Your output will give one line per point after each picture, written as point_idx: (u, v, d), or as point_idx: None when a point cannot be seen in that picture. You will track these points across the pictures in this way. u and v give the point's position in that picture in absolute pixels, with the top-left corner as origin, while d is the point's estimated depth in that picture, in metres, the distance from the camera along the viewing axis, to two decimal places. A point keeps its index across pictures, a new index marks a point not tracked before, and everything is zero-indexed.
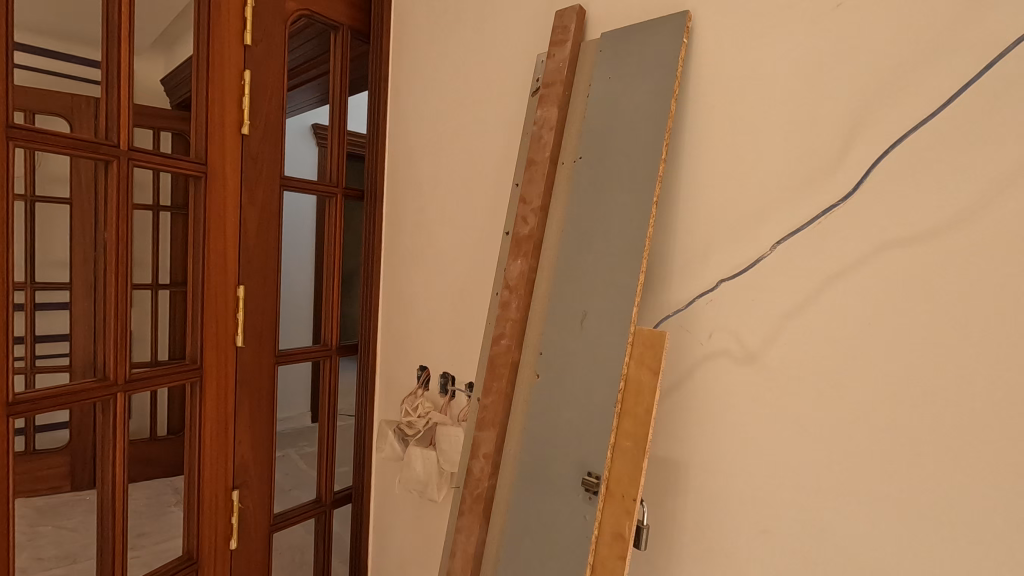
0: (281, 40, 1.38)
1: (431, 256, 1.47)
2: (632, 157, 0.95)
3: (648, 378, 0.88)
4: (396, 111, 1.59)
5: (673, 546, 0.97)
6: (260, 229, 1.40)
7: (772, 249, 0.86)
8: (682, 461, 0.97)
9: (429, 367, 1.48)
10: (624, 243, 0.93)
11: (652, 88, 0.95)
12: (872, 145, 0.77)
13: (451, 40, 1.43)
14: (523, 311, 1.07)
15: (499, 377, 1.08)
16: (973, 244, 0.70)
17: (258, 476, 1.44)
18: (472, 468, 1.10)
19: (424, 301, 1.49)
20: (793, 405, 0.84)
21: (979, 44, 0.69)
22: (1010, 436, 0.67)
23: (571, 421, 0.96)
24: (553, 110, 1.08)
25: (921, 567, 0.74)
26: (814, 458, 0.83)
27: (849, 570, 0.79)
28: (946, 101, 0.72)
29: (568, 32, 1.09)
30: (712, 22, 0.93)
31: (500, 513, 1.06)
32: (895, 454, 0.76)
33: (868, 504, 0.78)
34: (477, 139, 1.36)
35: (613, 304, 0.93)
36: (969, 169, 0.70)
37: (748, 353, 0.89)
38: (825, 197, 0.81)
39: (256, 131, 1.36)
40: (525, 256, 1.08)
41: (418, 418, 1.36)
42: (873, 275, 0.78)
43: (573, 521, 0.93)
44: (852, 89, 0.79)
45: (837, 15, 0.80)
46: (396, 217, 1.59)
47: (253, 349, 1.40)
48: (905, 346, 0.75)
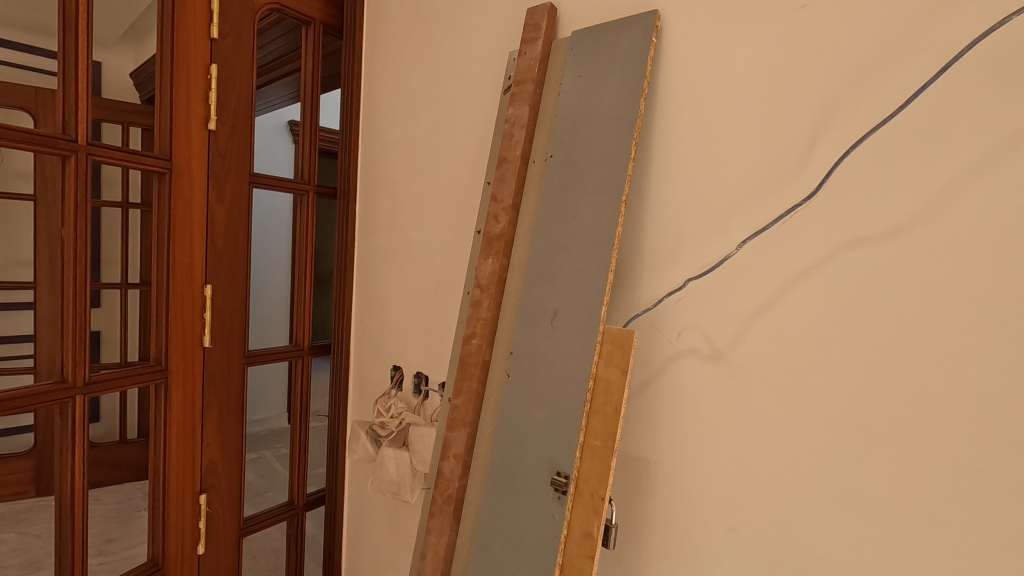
0: (250, 34, 1.36)
1: (405, 255, 1.46)
2: (603, 155, 0.95)
3: (616, 376, 0.88)
4: (369, 108, 1.57)
5: (642, 544, 0.98)
6: (229, 227, 1.36)
7: (738, 249, 0.87)
8: (652, 459, 0.97)
9: (402, 367, 1.46)
10: (594, 241, 0.93)
11: (621, 87, 0.95)
12: (835, 145, 0.78)
13: (424, 37, 1.42)
14: (494, 310, 1.07)
15: (470, 377, 1.07)
16: (930, 244, 0.72)
17: (228, 478, 1.41)
18: (443, 469, 1.09)
19: (398, 300, 1.48)
20: (759, 404, 0.85)
21: (936, 47, 0.71)
22: (964, 430, 0.69)
23: (542, 421, 0.95)
24: (524, 108, 1.08)
25: (881, 562, 0.75)
26: (779, 455, 0.84)
27: (813, 566, 0.81)
28: (903, 103, 0.73)
29: (539, 30, 1.09)
30: (681, 21, 0.93)
31: (471, 514, 1.05)
32: (857, 452, 0.77)
33: (831, 501, 0.79)
34: (450, 137, 1.35)
35: (583, 303, 0.93)
36: (927, 169, 0.72)
37: (716, 352, 0.89)
38: (789, 197, 0.82)
39: (224, 126, 1.33)
40: (496, 255, 1.07)
41: (390, 419, 1.35)
42: (835, 274, 0.79)
43: (543, 521, 0.93)
44: (816, 90, 0.80)
45: (800, 17, 0.81)
46: (369, 216, 1.57)
47: (222, 350, 1.37)
48: (866, 344, 0.76)
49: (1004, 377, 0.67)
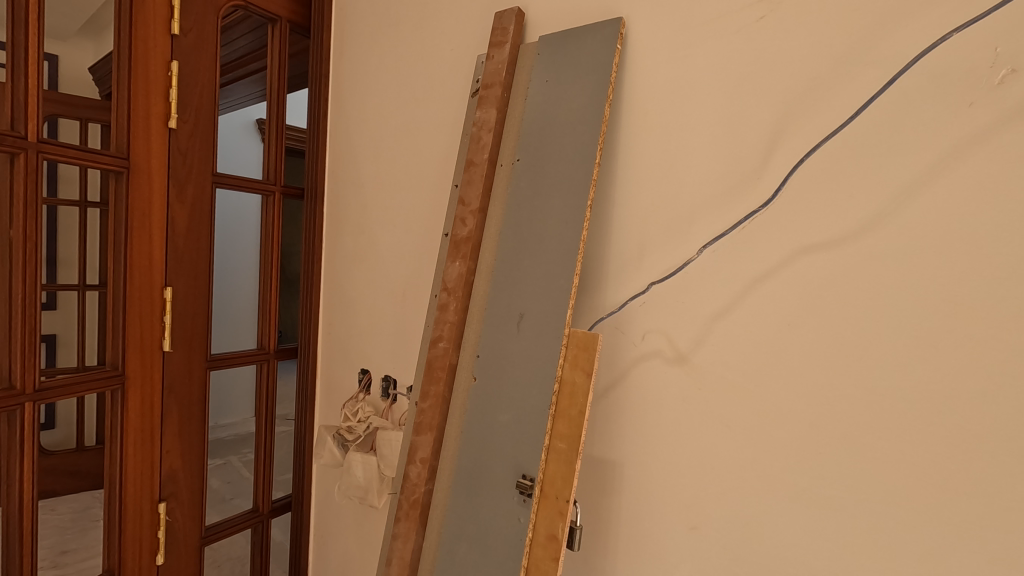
0: (213, 31, 1.33)
1: (373, 258, 1.44)
2: (569, 159, 0.96)
3: (581, 379, 0.89)
4: (337, 108, 1.55)
5: (607, 545, 0.99)
6: (190, 228, 1.33)
7: (698, 253, 0.89)
8: (617, 461, 0.98)
9: (370, 370, 1.45)
10: (561, 244, 0.94)
11: (587, 92, 0.96)
12: (791, 153, 0.81)
13: (393, 38, 1.40)
14: (461, 313, 1.06)
15: (437, 380, 1.07)
16: (878, 250, 0.74)
17: (189, 486, 1.38)
18: (409, 473, 1.08)
19: (366, 303, 1.46)
20: (720, 406, 0.87)
21: (883, 61, 0.74)
22: (910, 429, 0.72)
23: (508, 424, 0.96)
24: (491, 111, 1.08)
25: (834, 557, 0.78)
26: (738, 455, 0.86)
27: (770, 563, 0.83)
28: (852, 115, 0.76)
29: (507, 34, 1.09)
30: (645, 29, 0.95)
31: (438, 518, 1.04)
32: (811, 451, 0.79)
33: (786, 499, 0.81)
34: (418, 139, 1.34)
35: (548, 306, 0.94)
36: (877, 178, 0.74)
37: (679, 354, 0.91)
38: (747, 203, 0.84)
39: (185, 124, 1.29)
40: (463, 258, 1.07)
41: (358, 423, 1.33)
42: (791, 278, 0.81)
43: (509, 524, 0.93)
44: (773, 100, 0.82)
45: (758, 29, 0.83)
46: (337, 217, 1.55)
47: (183, 354, 1.34)
48: (819, 348, 0.79)
49: (947, 378, 0.70)
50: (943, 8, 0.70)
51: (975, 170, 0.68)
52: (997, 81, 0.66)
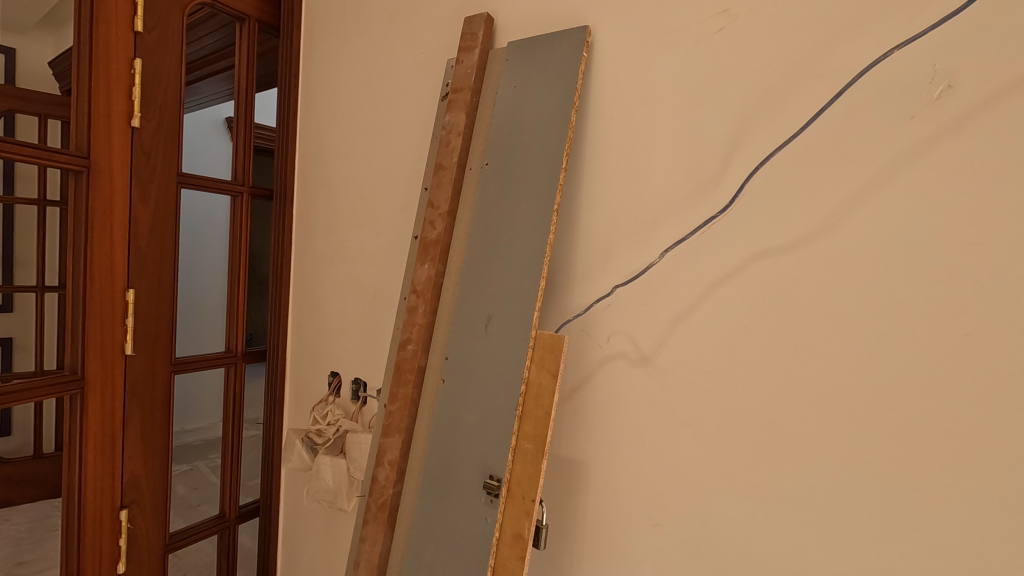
0: (177, 28, 1.31)
1: (342, 259, 1.44)
2: (536, 164, 0.97)
3: (547, 380, 0.90)
4: (307, 109, 1.54)
5: (573, 544, 1.00)
6: (154, 229, 1.30)
7: (660, 257, 0.91)
8: (584, 461, 1.00)
9: (340, 373, 1.44)
10: (528, 248, 0.95)
11: (554, 99, 0.98)
12: (747, 162, 0.84)
13: (363, 40, 1.40)
14: (430, 316, 1.07)
15: (406, 383, 1.07)
16: (829, 254, 0.78)
17: (152, 493, 1.35)
18: (377, 476, 1.08)
19: (336, 305, 1.45)
20: (681, 405, 0.90)
21: (832, 75, 0.77)
22: (859, 428, 0.75)
23: (476, 425, 0.97)
24: (461, 115, 1.09)
25: (788, 550, 0.81)
26: (698, 453, 0.88)
27: (730, 558, 0.85)
28: (804, 125, 0.79)
29: (476, 38, 1.10)
30: (610, 37, 0.97)
31: (406, 520, 1.05)
32: (766, 449, 0.82)
33: (745, 495, 0.84)
34: (389, 141, 1.34)
35: (515, 309, 0.95)
36: (827, 187, 0.78)
37: (642, 355, 0.93)
38: (706, 209, 0.87)
39: (149, 123, 1.27)
40: (432, 261, 1.07)
41: (327, 426, 1.33)
42: (748, 282, 0.84)
43: (476, 524, 0.94)
44: (731, 109, 0.85)
45: (717, 40, 0.86)
46: (306, 219, 1.53)
47: (146, 358, 1.31)
48: (774, 349, 0.82)
49: (892, 375, 0.73)
50: (888, 26, 0.73)
51: (916, 180, 0.72)
52: (936, 95, 0.70)
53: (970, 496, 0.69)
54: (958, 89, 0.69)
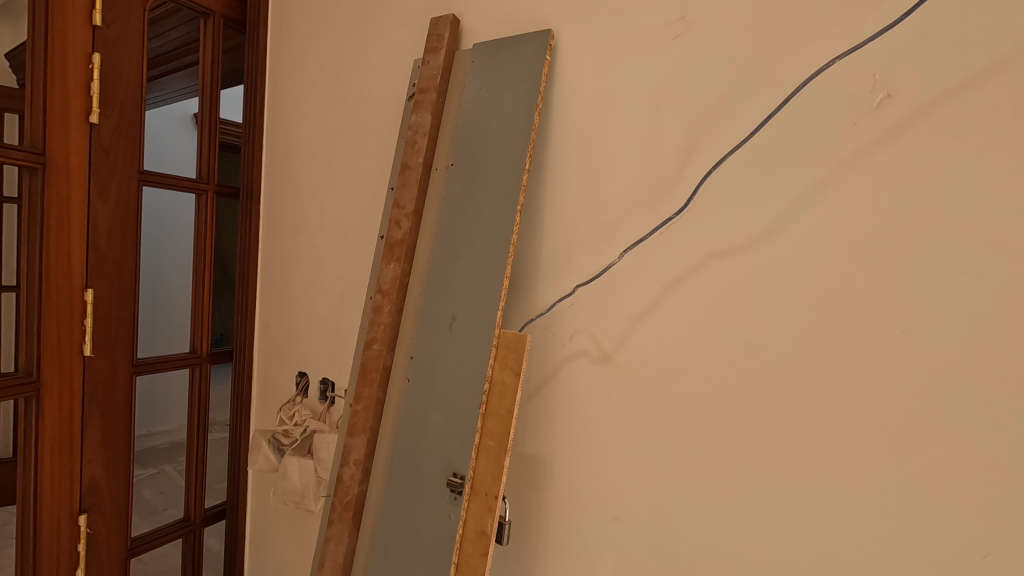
0: (139, 22, 1.28)
1: (310, 258, 1.43)
2: (499, 165, 0.99)
3: (510, 378, 0.92)
4: (273, 107, 1.53)
5: (537, 540, 1.02)
6: (114, 227, 1.27)
7: (620, 257, 0.93)
8: (547, 458, 1.01)
9: (308, 373, 1.43)
10: (491, 247, 0.97)
11: (517, 101, 0.99)
12: (702, 165, 0.86)
13: (330, 39, 1.40)
14: (396, 315, 1.07)
15: (371, 382, 1.07)
16: (779, 255, 0.81)
17: (113, 496, 1.32)
18: (342, 475, 1.07)
19: (303, 304, 1.44)
20: (641, 402, 0.92)
21: (782, 82, 0.80)
22: (808, 422, 0.79)
23: (440, 424, 0.98)
24: (426, 116, 1.09)
25: (742, 542, 0.84)
26: (657, 449, 0.91)
27: (686, 550, 0.88)
28: (753, 131, 0.82)
29: (441, 39, 1.10)
30: (573, 41, 0.99)
31: (371, 518, 1.05)
32: (721, 444, 0.85)
33: (699, 488, 0.87)
34: (356, 139, 1.34)
35: (479, 308, 0.96)
36: (777, 190, 0.81)
37: (604, 353, 0.95)
38: (664, 210, 0.89)
39: (109, 119, 1.24)
40: (398, 261, 1.07)
41: (294, 427, 1.32)
42: (703, 281, 0.86)
43: (440, 521, 0.95)
44: (688, 114, 0.87)
45: (674, 46, 0.89)
46: (273, 217, 1.52)
47: (105, 359, 1.28)
48: (728, 347, 0.85)
49: (837, 371, 0.77)
50: (832, 36, 0.77)
51: (858, 185, 0.75)
52: (876, 103, 0.74)
53: (908, 486, 0.72)
54: (896, 97, 0.73)
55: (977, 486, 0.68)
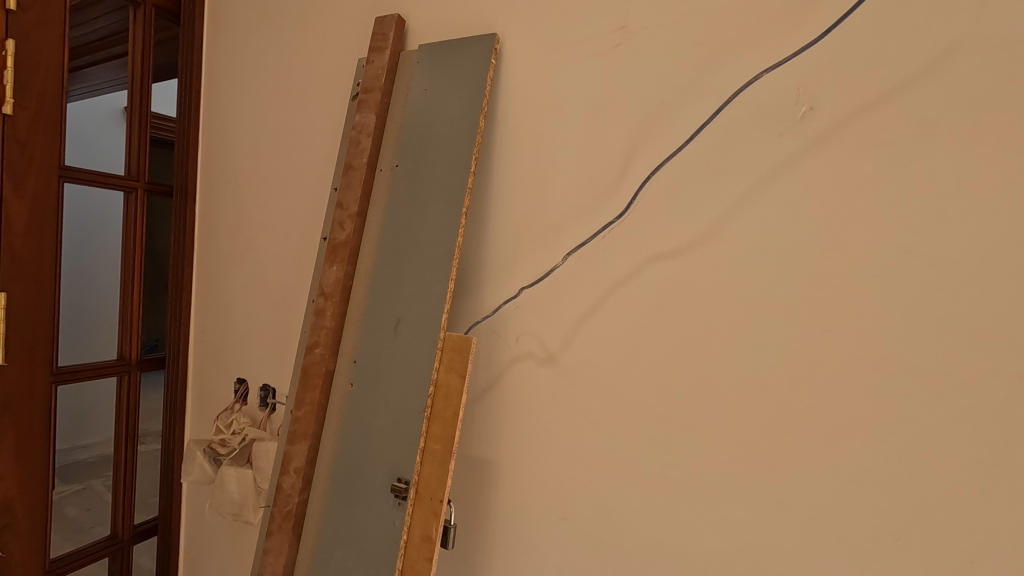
0: (60, 9, 1.20)
1: (250, 260, 1.38)
2: (445, 167, 0.98)
3: (455, 381, 0.91)
4: (210, 103, 1.46)
5: (483, 542, 1.02)
6: (31, 226, 1.18)
7: (564, 260, 0.95)
8: (494, 460, 1.02)
9: (247, 380, 1.38)
10: (437, 249, 0.96)
11: (464, 103, 0.99)
12: (643, 169, 0.89)
13: (271, 34, 1.35)
14: (339, 319, 1.05)
15: (313, 388, 1.04)
16: (714, 259, 0.84)
17: (30, 517, 1.21)
18: (282, 484, 1.04)
19: (242, 308, 1.39)
20: (585, 402, 0.93)
21: (715, 92, 0.84)
22: (741, 420, 0.82)
23: (385, 428, 0.96)
24: (371, 116, 1.07)
25: (681, 537, 0.86)
26: (601, 448, 0.92)
27: (629, 548, 0.90)
28: (689, 138, 0.85)
29: (386, 39, 1.09)
30: (518, 46, 1.00)
31: (313, 527, 1.02)
32: (661, 442, 0.88)
33: (642, 484, 0.89)
34: (298, 138, 1.30)
35: (425, 311, 0.95)
36: (712, 196, 0.84)
37: (549, 355, 0.96)
38: (606, 214, 0.91)
39: (25, 110, 1.16)
40: (341, 263, 1.05)
41: (231, 436, 1.27)
42: (644, 284, 0.89)
43: (384, 527, 0.93)
44: (630, 120, 0.90)
45: (616, 54, 0.91)
46: (210, 217, 1.45)
47: (20, 368, 1.18)
48: (667, 347, 0.87)
49: (767, 369, 0.80)
50: (760, 50, 0.81)
51: (784, 192, 0.80)
52: (800, 115, 0.78)
53: (832, 476, 0.77)
54: (818, 110, 0.78)
55: (892, 474, 0.73)
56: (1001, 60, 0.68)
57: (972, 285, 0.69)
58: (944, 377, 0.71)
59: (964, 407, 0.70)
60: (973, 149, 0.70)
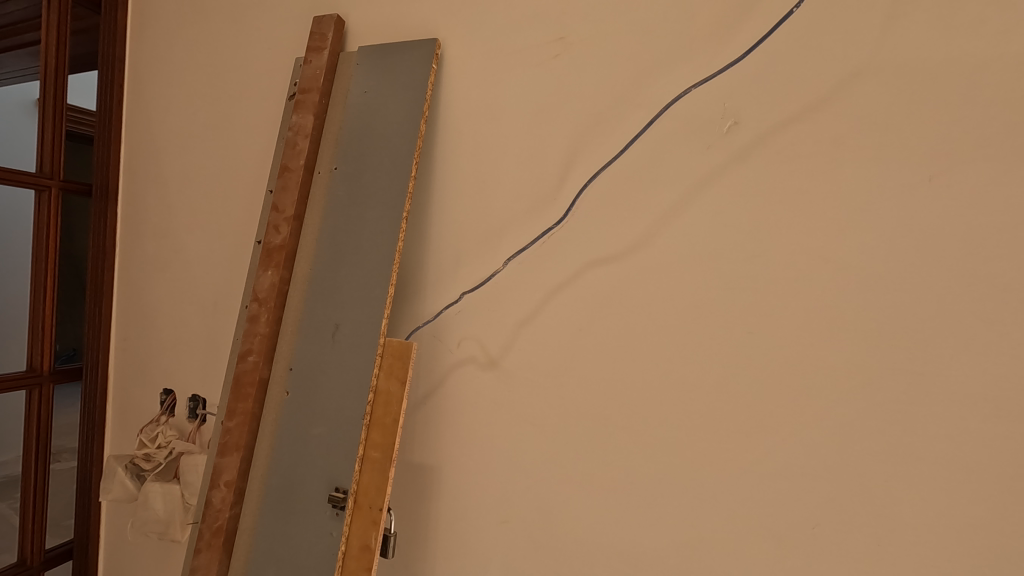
0: None
1: (178, 264, 1.31)
2: (385, 171, 0.97)
3: (395, 387, 0.90)
4: (134, 98, 1.38)
5: (424, 550, 1.01)
6: None
7: (504, 265, 0.96)
8: (436, 466, 1.01)
9: (174, 391, 1.30)
10: (377, 254, 0.95)
11: (404, 107, 0.98)
12: (580, 178, 0.91)
13: (202, 29, 1.29)
14: (274, 325, 1.01)
15: (245, 398, 1.00)
16: (648, 265, 0.87)
17: None
18: (211, 500, 0.99)
19: (170, 314, 1.32)
20: (527, 406, 0.95)
21: (649, 105, 0.87)
22: (674, 420, 0.85)
23: (322, 437, 0.94)
24: (309, 117, 1.04)
25: (619, 535, 0.89)
26: (541, 451, 0.94)
27: (570, 547, 0.91)
28: (623, 148, 0.89)
29: (325, 39, 1.06)
30: (459, 52, 1.00)
31: (245, 543, 0.98)
32: (599, 443, 0.90)
33: (582, 485, 0.91)
34: (231, 138, 1.25)
35: (363, 317, 0.94)
36: (645, 204, 0.87)
37: (491, 359, 0.97)
38: (545, 220, 0.93)
39: None
40: (276, 267, 1.02)
41: (157, 450, 1.20)
42: (582, 289, 0.91)
43: (321, 539, 0.91)
44: (568, 129, 0.92)
45: (555, 64, 0.93)
46: (134, 219, 1.37)
47: None
48: (606, 350, 0.90)
49: (697, 371, 0.84)
50: (690, 66, 0.85)
51: (712, 202, 0.84)
52: (726, 129, 0.83)
53: (757, 471, 0.81)
54: (741, 125, 0.82)
55: (809, 466, 0.78)
56: (900, 83, 0.75)
57: (878, 289, 0.76)
58: (855, 374, 0.76)
59: (872, 402, 0.75)
60: (878, 163, 0.76)
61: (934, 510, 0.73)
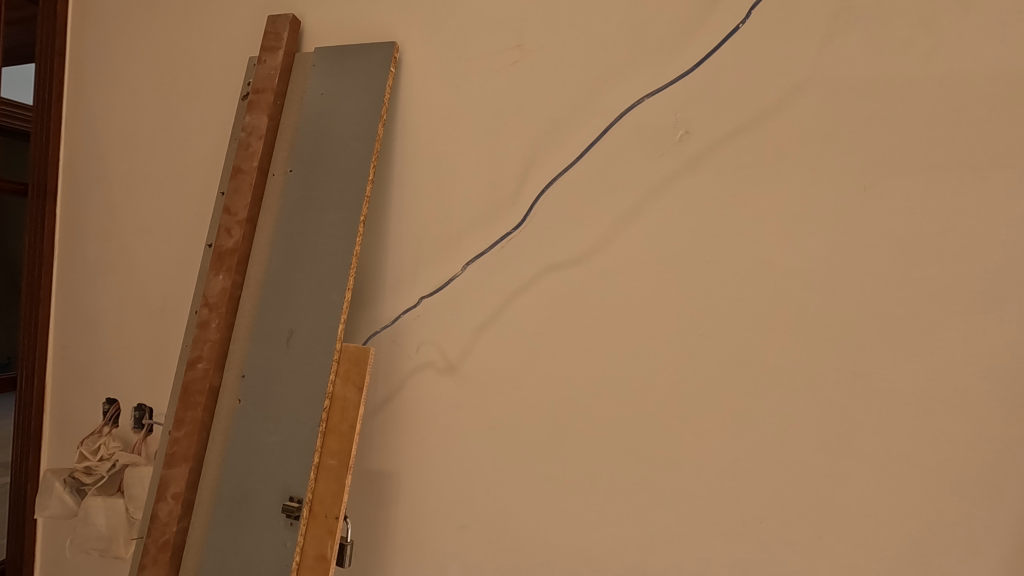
0: None
1: (123, 267, 1.26)
2: (341, 175, 0.96)
3: (352, 394, 0.89)
4: (75, 94, 1.32)
5: (382, 557, 1.00)
6: None
7: (462, 270, 0.96)
8: (394, 472, 1.00)
9: (118, 400, 1.25)
10: (333, 258, 0.94)
11: (362, 110, 0.97)
12: (537, 183, 0.92)
13: (150, 24, 1.25)
14: (225, 331, 0.98)
15: (194, 406, 0.96)
16: (604, 270, 0.89)
17: None
18: (157, 513, 0.95)
19: (114, 320, 1.26)
20: (485, 410, 0.95)
21: (604, 113, 0.89)
22: (630, 421, 0.87)
23: (276, 445, 0.92)
24: (262, 118, 1.02)
25: (576, 536, 0.90)
26: (499, 454, 0.94)
27: (528, 550, 0.92)
28: (580, 155, 0.90)
29: (280, 39, 1.04)
30: (418, 56, 1.00)
31: (194, 557, 0.94)
32: (557, 445, 0.91)
33: (540, 488, 0.92)
34: (180, 137, 1.21)
35: (319, 322, 0.92)
36: (601, 210, 0.89)
37: (449, 364, 0.97)
38: (503, 224, 0.94)
39: None
40: (228, 271, 0.99)
41: (99, 463, 1.15)
42: (540, 293, 0.92)
43: (274, 550, 0.89)
44: (526, 136, 0.93)
45: (514, 71, 0.94)
46: (74, 220, 1.31)
47: None
48: (564, 354, 0.91)
49: (652, 373, 0.86)
50: (644, 77, 0.87)
51: (665, 208, 0.86)
52: (677, 138, 0.86)
53: (708, 469, 0.84)
54: (692, 135, 0.85)
55: (756, 464, 0.82)
56: (839, 99, 0.79)
57: (819, 293, 0.79)
58: (798, 375, 0.80)
59: (814, 401, 0.79)
60: (819, 173, 0.80)
61: (870, 501, 0.77)
